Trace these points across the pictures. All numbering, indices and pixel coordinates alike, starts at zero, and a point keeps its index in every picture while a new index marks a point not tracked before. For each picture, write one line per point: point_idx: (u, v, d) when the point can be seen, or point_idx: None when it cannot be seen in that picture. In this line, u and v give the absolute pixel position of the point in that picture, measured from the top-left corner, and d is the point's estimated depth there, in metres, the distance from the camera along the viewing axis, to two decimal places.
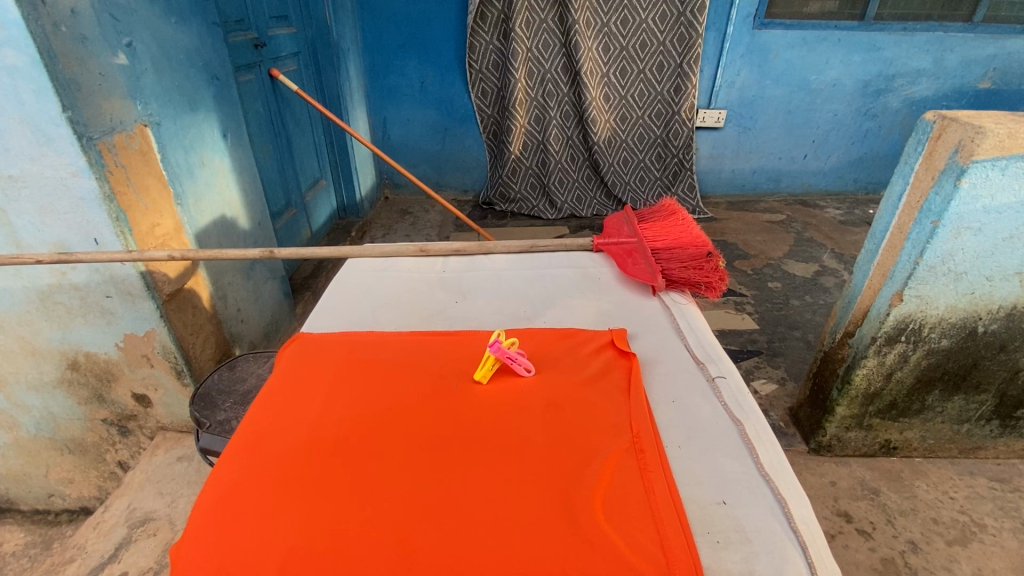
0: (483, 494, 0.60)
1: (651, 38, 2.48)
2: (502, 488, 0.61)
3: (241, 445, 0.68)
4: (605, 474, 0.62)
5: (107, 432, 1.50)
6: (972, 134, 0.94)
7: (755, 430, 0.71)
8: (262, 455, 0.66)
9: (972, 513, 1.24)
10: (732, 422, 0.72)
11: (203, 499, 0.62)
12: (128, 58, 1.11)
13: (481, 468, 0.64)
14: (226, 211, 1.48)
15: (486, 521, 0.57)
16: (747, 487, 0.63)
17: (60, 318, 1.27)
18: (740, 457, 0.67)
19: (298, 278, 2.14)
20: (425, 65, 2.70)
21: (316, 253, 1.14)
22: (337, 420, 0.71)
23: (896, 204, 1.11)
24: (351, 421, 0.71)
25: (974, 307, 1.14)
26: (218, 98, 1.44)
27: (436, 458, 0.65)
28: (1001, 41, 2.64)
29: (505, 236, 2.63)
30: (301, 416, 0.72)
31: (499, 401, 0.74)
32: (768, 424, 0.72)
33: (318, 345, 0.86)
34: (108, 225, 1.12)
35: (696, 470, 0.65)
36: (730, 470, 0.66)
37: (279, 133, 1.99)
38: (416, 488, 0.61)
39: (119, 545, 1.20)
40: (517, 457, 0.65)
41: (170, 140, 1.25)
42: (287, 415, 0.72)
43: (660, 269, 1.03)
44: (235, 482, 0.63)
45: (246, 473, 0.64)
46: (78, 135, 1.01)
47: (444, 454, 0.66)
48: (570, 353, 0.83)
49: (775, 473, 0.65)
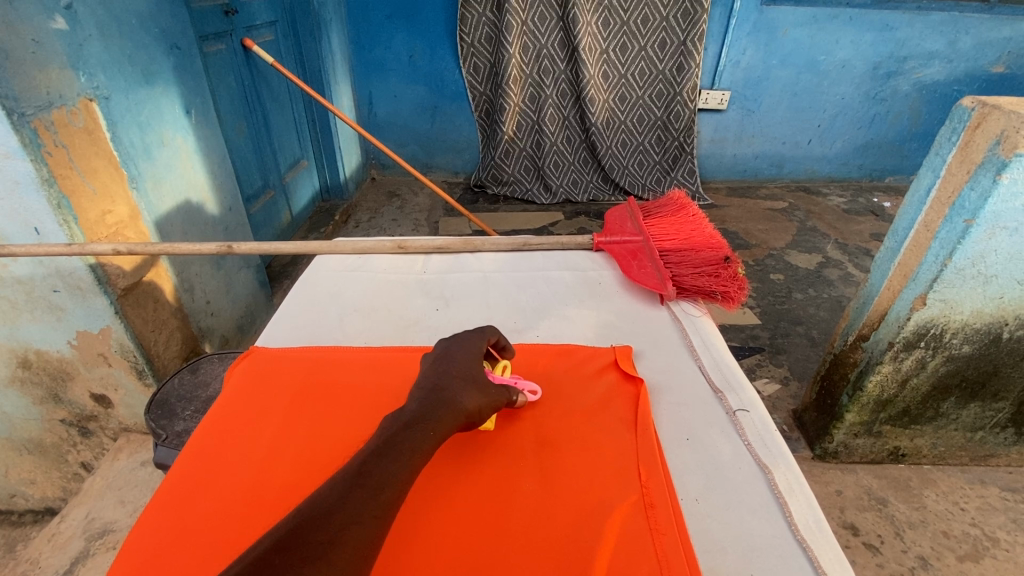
0: (470, 565, 0.52)
1: (654, 13, 2.33)
2: (494, 556, 0.52)
3: (174, 496, 0.60)
4: (609, 536, 0.53)
5: (67, 433, 1.40)
6: (1018, 124, 0.84)
7: (785, 482, 0.61)
8: (198, 511, 0.59)
9: (984, 526, 1.18)
10: (758, 469, 0.63)
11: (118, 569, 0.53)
12: (67, 21, 0.98)
13: (469, 527, 0.55)
14: (191, 195, 1.35)
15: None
16: (778, 555, 0.54)
17: (5, 314, 1.16)
18: (768, 515, 0.58)
19: (276, 266, 2.02)
20: (413, 37, 2.53)
21: (280, 248, 1.01)
22: (290, 465, 0.64)
23: (923, 199, 1.02)
24: (305, 469, 0.63)
25: (1000, 312, 1.06)
26: (179, 70, 1.30)
27: (413, 514, 0.56)
28: (1017, 23, 2.53)
29: (497, 221, 2.51)
30: (247, 458, 0.64)
31: (484, 436, 0.65)
32: (800, 472, 0.63)
33: (274, 365, 0.78)
34: (49, 213, 0.99)
35: (717, 532, 0.56)
36: (759, 532, 0.56)
37: (254, 109, 1.84)
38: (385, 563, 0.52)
39: (74, 561, 1.11)
40: (510, 514, 0.56)
41: (122, 118, 1.12)
42: (231, 458, 0.64)
43: (669, 275, 0.92)
44: (169, 550, 0.55)
45: (181, 541, 0.56)
46: (7, 112, 0.89)
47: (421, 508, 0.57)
48: (566, 376, 0.74)
49: (811, 537, 0.56)
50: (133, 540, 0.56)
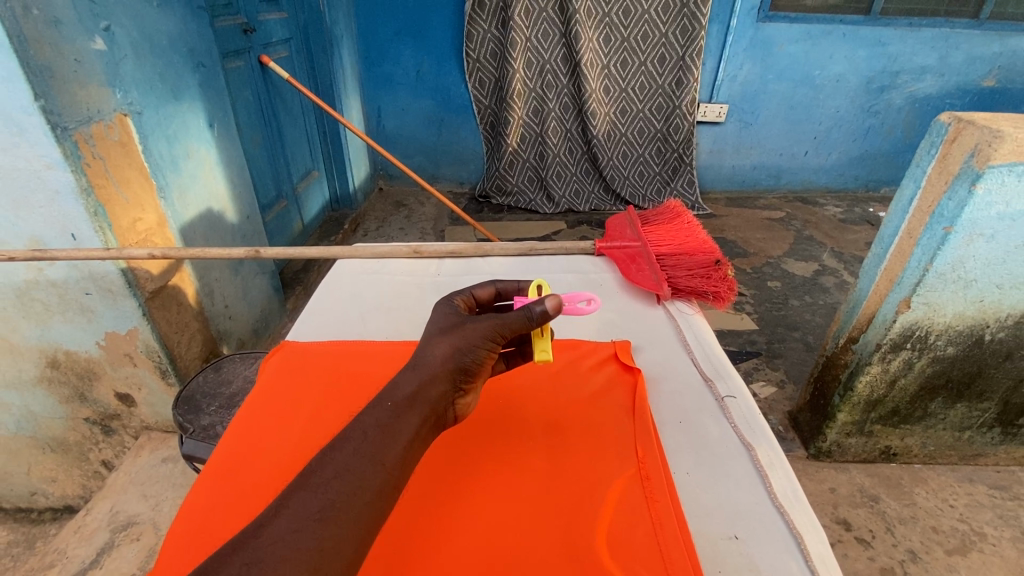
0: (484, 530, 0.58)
1: (653, 29, 2.42)
2: (506, 523, 0.58)
3: (219, 470, 0.67)
4: (608, 505, 0.59)
5: (90, 431, 1.46)
6: (990, 138, 0.90)
7: (767, 457, 0.67)
8: (242, 483, 0.65)
9: (972, 522, 1.23)
10: (743, 447, 0.69)
11: (173, 534, 0.60)
12: (105, 42, 1.05)
13: (481, 495, 0.62)
14: (213, 204, 1.42)
15: (490, 561, 0.55)
16: (758, 519, 0.60)
17: (37, 315, 1.22)
18: (750, 486, 0.64)
19: (289, 272, 2.09)
20: (420, 53, 2.62)
21: (302, 252, 1.08)
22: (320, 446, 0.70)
23: (906, 208, 1.08)
24: None
25: (981, 315, 1.12)
26: (203, 86, 1.37)
27: (434, 491, 0.63)
28: (1006, 38, 2.61)
29: (501, 230, 2.58)
30: (282, 440, 0.71)
31: (497, 421, 0.72)
32: (781, 450, 0.68)
33: (303, 357, 0.84)
34: (86, 220, 1.06)
35: (705, 501, 0.62)
36: (742, 500, 0.62)
37: (269, 122, 1.92)
38: (409, 533, 0.58)
39: (100, 551, 1.16)
40: (518, 485, 0.63)
41: (152, 131, 1.19)
42: (268, 441, 0.71)
43: (664, 277, 0.98)
44: (215, 518, 0.61)
45: (227, 508, 0.63)
46: (51, 126, 0.96)
47: (437, 479, 0.64)
48: (570, 367, 0.81)
49: (789, 504, 0.61)
50: (186, 509, 0.63)
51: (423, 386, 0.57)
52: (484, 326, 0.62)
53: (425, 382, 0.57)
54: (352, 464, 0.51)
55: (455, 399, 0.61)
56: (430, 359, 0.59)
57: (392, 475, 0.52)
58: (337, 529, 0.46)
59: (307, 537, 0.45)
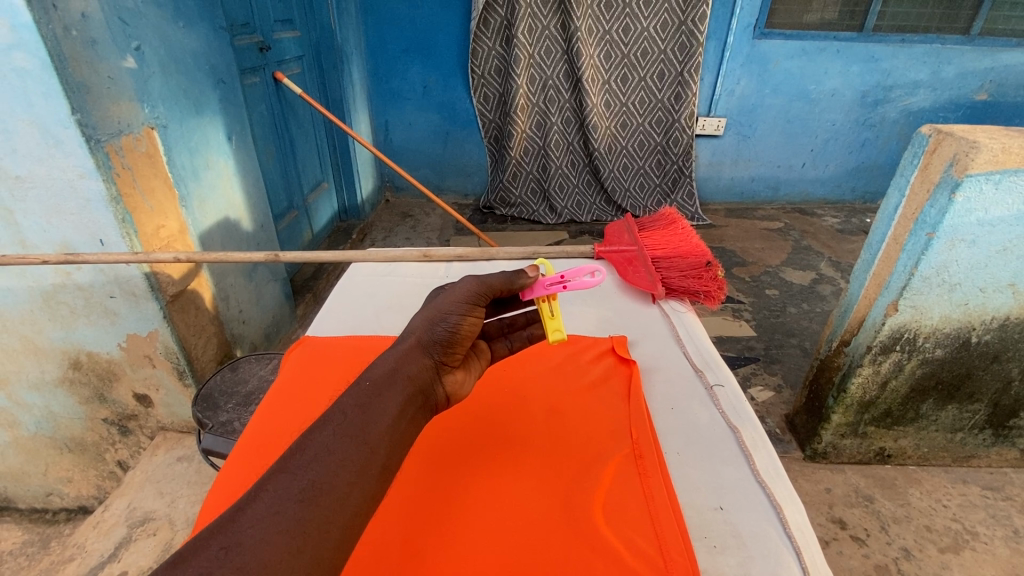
0: (492, 502, 0.63)
1: (652, 45, 2.50)
2: (513, 496, 0.64)
3: (250, 449, 0.73)
4: (605, 480, 0.65)
5: (107, 432, 1.51)
6: (967, 148, 0.96)
7: (752, 439, 0.72)
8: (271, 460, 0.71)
9: (964, 521, 1.26)
10: (730, 430, 0.74)
11: (210, 503, 0.67)
12: (135, 61, 1.12)
13: (477, 469, 0.68)
14: (230, 212, 1.49)
15: (497, 529, 0.60)
16: (742, 493, 0.65)
17: (63, 318, 1.28)
18: (736, 463, 0.69)
19: (298, 280, 2.15)
20: (427, 69, 2.71)
21: (318, 257, 1.13)
22: None
23: (892, 215, 1.14)
24: None
25: (967, 318, 1.16)
26: (223, 100, 1.45)
27: (445, 470, 0.68)
28: (998, 54, 2.67)
29: (505, 241, 2.64)
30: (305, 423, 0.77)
31: (502, 408, 0.77)
32: (764, 431, 0.74)
33: (320, 351, 0.91)
34: (114, 226, 1.12)
35: (693, 477, 0.67)
36: (728, 476, 0.67)
37: (282, 135, 2.00)
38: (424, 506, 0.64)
39: (118, 545, 1.20)
40: (512, 461, 0.69)
41: (176, 143, 1.26)
42: (292, 423, 0.77)
43: (659, 278, 1.03)
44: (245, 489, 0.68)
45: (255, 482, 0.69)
46: (85, 138, 1.03)
47: (444, 459, 0.70)
48: (571, 359, 0.87)
49: (770, 480, 0.67)
50: (223, 482, 0.70)
51: (401, 361, 0.62)
52: (460, 295, 0.69)
53: (403, 358, 0.62)
54: (332, 445, 0.51)
55: (443, 375, 0.66)
56: (408, 338, 0.66)
57: (376, 453, 0.53)
58: (320, 510, 0.47)
59: (287, 519, 0.45)
